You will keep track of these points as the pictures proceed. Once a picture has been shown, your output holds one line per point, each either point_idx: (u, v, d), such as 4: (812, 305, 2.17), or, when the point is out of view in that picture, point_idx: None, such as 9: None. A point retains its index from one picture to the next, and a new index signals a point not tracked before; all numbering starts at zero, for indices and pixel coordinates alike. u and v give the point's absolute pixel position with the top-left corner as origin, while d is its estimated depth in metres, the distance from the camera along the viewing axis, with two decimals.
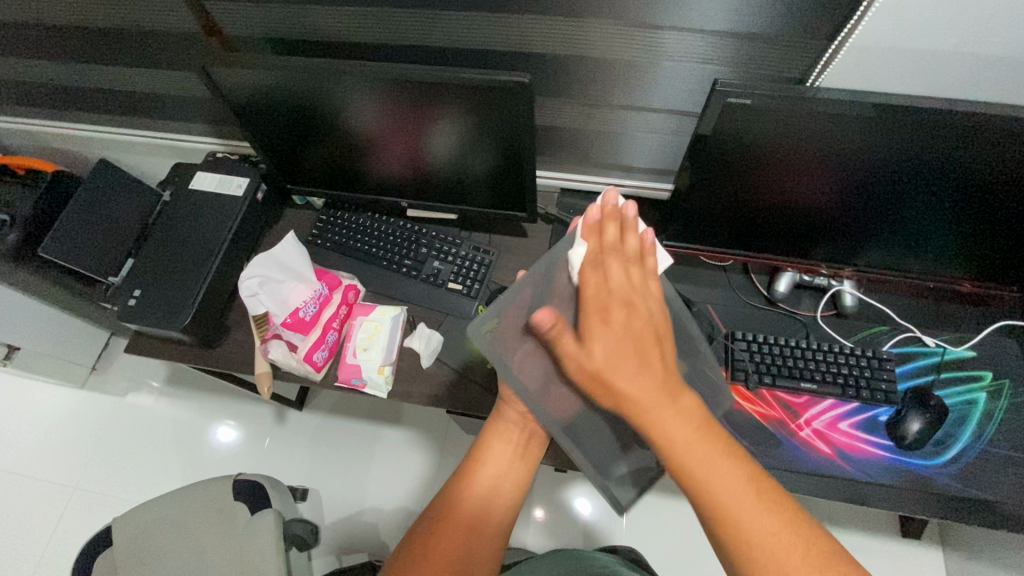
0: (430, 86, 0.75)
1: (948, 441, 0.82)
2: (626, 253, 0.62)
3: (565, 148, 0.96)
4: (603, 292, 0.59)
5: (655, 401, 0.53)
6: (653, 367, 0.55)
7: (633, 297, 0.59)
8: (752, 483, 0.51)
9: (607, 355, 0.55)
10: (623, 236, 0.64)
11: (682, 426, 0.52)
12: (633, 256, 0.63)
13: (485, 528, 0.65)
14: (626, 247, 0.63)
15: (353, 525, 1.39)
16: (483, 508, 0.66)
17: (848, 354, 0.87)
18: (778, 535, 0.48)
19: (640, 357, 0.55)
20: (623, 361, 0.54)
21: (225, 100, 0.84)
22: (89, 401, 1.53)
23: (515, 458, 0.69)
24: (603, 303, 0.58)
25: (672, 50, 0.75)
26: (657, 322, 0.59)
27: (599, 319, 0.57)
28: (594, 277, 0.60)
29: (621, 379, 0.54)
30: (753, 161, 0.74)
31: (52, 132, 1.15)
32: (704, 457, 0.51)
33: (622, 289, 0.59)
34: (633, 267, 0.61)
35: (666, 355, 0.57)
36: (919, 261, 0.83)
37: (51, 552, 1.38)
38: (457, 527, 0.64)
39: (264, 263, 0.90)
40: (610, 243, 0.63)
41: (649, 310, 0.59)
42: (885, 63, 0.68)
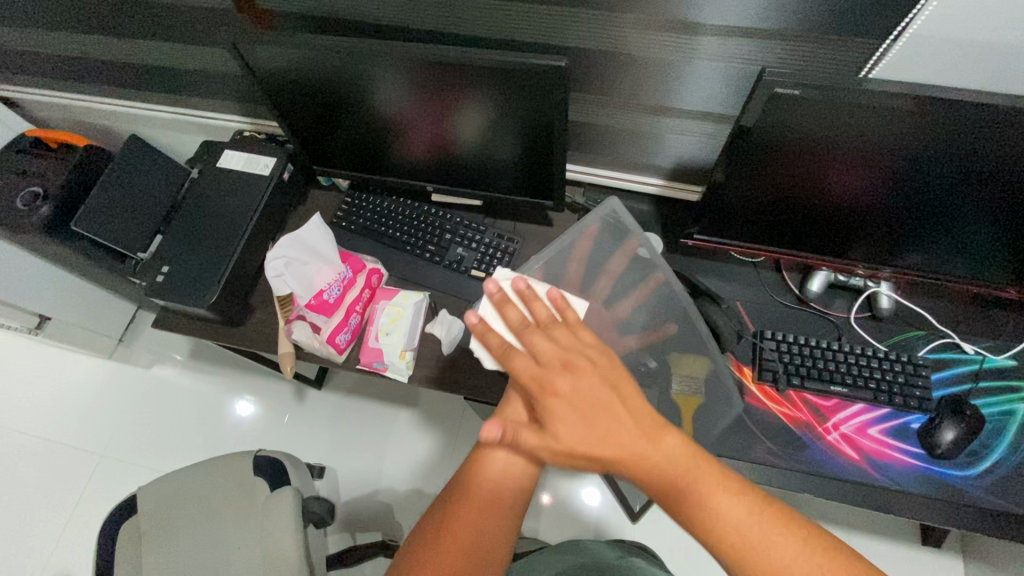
0: (461, 71, 0.73)
1: (983, 452, 0.80)
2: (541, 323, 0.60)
3: (594, 141, 0.94)
4: (537, 369, 0.58)
5: (639, 453, 0.55)
6: (616, 421, 0.55)
7: (568, 358, 0.58)
8: (755, 512, 0.53)
9: (571, 434, 0.55)
10: (529, 308, 0.62)
11: (666, 464, 0.55)
12: (549, 322, 0.61)
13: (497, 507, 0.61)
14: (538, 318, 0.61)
15: (368, 504, 1.41)
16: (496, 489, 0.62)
17: (881, 358, 0.84)
18: (793, 557, 0.50)
19: (602, 419, 0.55)
20: (587, 429, 0.55)
21: (256, 79, 0.83)
22: (116, 372, 1.57)
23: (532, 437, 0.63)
24: (542, 382, 0.57)
25: (707, 55, 0.72)
26: (602, 369, 0.58)
27: (549, 399, 0.56)
28: (520, 359, 0.58)
29: (595, 450, 0.55)
30: (792, 156, 0.71)
31: (86, 106, 1.16)
32: (699, 489, 0.54)
33: (554, 356, 0.58)
34: (556, 330, 0.60)
35: (629, 399, 0.57)
36: (964, 265, 0.79)
37: (76, 516, 1.42)
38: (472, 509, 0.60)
39: (290, 244, 0.89)
40: (521, 325, 0.60)
41: (591, 364, 0.58)
42: (942, 56, 0.64)
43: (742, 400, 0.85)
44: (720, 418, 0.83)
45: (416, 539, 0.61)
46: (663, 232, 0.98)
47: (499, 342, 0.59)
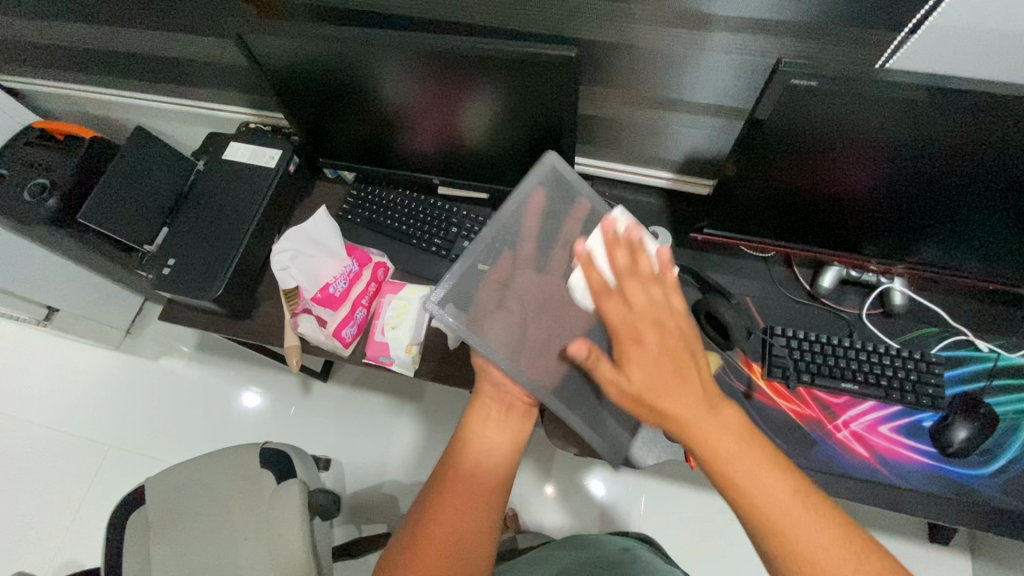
0: (468, 60, 0.72)
1: (996, 451, 0.79)
2: (643, 272, 0.62)
3: (603, 134, 0.92)
4: (627, 316, 0.60)
5: (698, 418, 0.55)
6: (690, 384, 0.56)
7: (659, 316, 0.59)
8: (799, 494, 0.52)
9: (646, 380, 0.57)
10: (636, 256, 0.63)
11: (725, 437, 0.54)
12: (650, 277, 0.62)
13: (479, 494, 0.63)
14: (641, 269, 0.62)
15: (374, 495, 1.41)
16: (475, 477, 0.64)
17: (893, 356, 0.83)
18: (827, 544, 0.49)
19: (678, 376, 0.57)
20: (661, 384, 0.56)
21: (260, 69, 0.82)
22: (123, 363, 1.58)
23: (500, 428, 0.70)
24: (630, 327, 0.59)
25: (720, 44, 0.70)
26: (685, 337, 0.59)
27: (633, 344, 0.58)
28: (612, 302, 0.61)
29: (661, 402, 0.56)
30: (807, 149, 0.70)
31: (92, 97, 1.16)
32: (749, 463, 0.53)
33: (645, 309, 0.60)
34: (654, 285, 0.61)
35: (703, 371, 0.58)
36: (979, 262, 0.78)
37: (84, 505, 1.44)
38: (454, 502, 0.62)
39: (295, 237, 0.90)
40: (624, 267, 0.63)
41: (676, 325, 0.59)
42: (964, 44, 0.61)
43: (751, 397, 0.84)
44: None
45: (404, 535, 0.62)
46: (672, 227, 0.97)
47: (600, 279, 0.63)
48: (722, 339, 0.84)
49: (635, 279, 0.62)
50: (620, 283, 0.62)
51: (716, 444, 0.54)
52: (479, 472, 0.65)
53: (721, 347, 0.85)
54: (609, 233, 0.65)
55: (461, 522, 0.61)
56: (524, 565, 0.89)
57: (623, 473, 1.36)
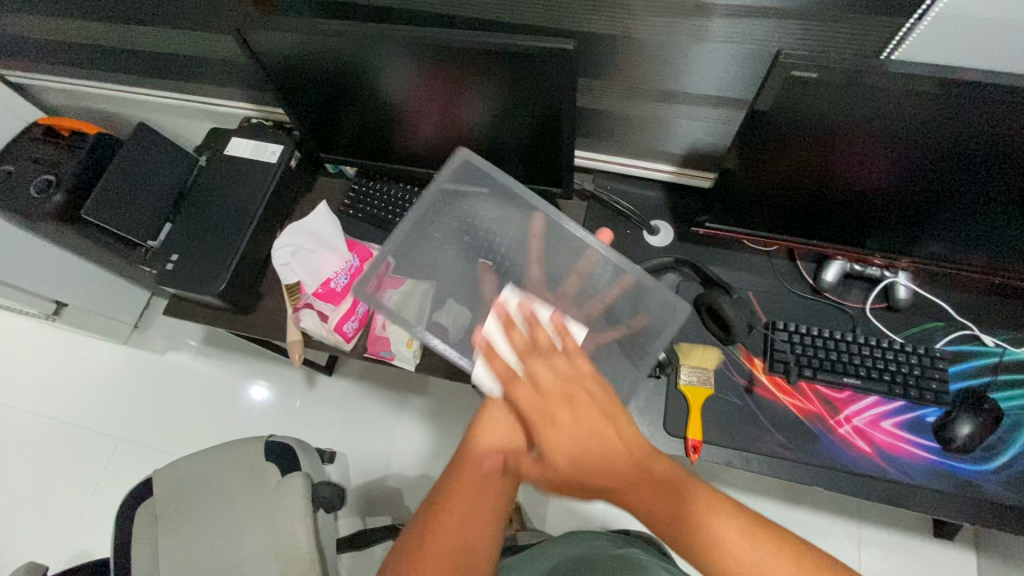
0: (466, 55, 0.71)
1: (1001, 447, 0.78)
2: (543, 349, 0.65)
3: (604, 127, 0.91)
4: (536, 399, 0.62)
5: (625, 486, 0.60)
6: (610, 451, 0.60)
7: (567, 390, 0.62)
8: (733, 520, 0.57)
9: (568, 461, 0.59)
10: (533, 331, 0.67)
11: (658, 490, 0.59)
12: (553, 350, 0.65)
13: (482, 506, 0.63)
14: (541, 344, 0.65)
15: (378, 488, 1.43)
16: (479, 488, 0.64)
17: (897, 350, 0.82)
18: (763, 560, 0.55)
19: (594, 450, 0.60)
20: (581, 468, 0.59)
21: (260, 64, 0.82)
22: (131, 358, 1.60)
23: (512, 443, 0.67)
24: (543, 409, 0.61)
25: (720, 36, 0.69)
26: (599, 400, 0.62)
27: (550, 428, 0.60)
28: (522, 388, 0.63)
29: (587, 480, 0.59)
30: (809, 142, 0.69)
31: (96, 93, 1.17)
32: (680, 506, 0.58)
33: (555, 387, 0.63)
34: (556, 358, 0.64)
35: (622, 428, 0.62)
36: (985, 255, 0.76)
37: (95, 498, 1.46)
38: (455, 516, 0.62)
39: (296, 233, 0.92)
40: (524, 349, 0.66)
41: (589, 392, 0.63)
42: (971, 33, 0.60)
43: (753, 391, 0.83)
44: (729, 410, 0.82)
45: (413, 531, 0.63)
46: (673, 221, 0.96)
47: (504, 367, 0.66)
48: (724, 334, 0.84)
49: (539, 357, 0.64)
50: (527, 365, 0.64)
51: (648, 506, 0.59)
52: (481, 486, 0.64)
53: (723, 342, 0.84)
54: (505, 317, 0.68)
55: (464, 535, 0.61)
56: (526, 559, 0.89)
57: None
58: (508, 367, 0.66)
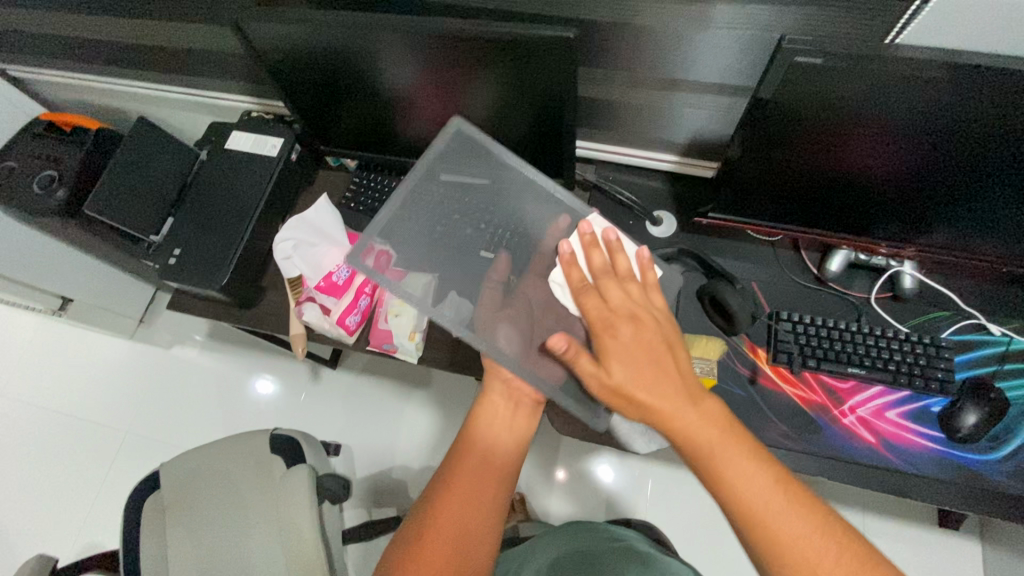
0: (465, 44, 0.70)
1: (1006, 437, 0.77)
2: (619, 273, 0.69)
3: (606, 117, 0.91)
4: (603, 309, 0.67)
5: (678, 409, 0.60)
6: (665, 372, 0.62)
7: (635, 311, 0.66)
8: (779, 484, 0.55)
9: (622, 366, 0.62)
10: (612, 257, 0.70)
11: (705, 423, 0.59)
12: (627, 276, 0.69)
13: (486, 483, 0.67)
14: (617, 268, 0.70)
15: (383, 481, 1.44)
16: (482, 470, 0.68)
17: (902, 340, 0.82)
18: (802, 530, 0.53)
19: (655, 360, 0.62)
20: (637, 374, 0.61)
21: (258, 57, 0.81)
22: (137, 352, 1.61)
23: (509, 429, 0.73)
24: (606, 322, 0.65)
25: (723, 22, 0.68)
26: (664, 329, 0.65)
27: (611, 336, 0.64)
28: (592, 298, 0.68)
29: (641, 394, 0.61)
30: (812, 129, 0.68)
31: (97, 87, 1.17)
32: (724, 454, 0.57)
33: (623, 306, 0.66)
34: (628, 283, 0.68)
35: (680, 362, 0.63)
36: (993, 243, 0.75)
37: (103, 491, 1.47)
38: (459, 498, 0.65)
39: (297, 226, 0.90)
40: (600, 271, 0.70)
41: (654, 320, 0.65)
42: (978, 17, 0.59)
43: (756, 382, 0.83)
44: (732, 401, 0.82)
45: (415, 515, 0.65)
46: (676, 211, 0.95)
47: (579, 278, 0.70)
48: (726, 324, 0.84)
49: (611, 278, 0.69)
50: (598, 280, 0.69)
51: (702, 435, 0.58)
52: (484, 468, 0.68)
53: (725, 331, 0.85)
54: (586, 237, 0.72)
55: (466, 522, 0.64)
56: (529, 549, 0.90)
57: (630, 458, 1.37)
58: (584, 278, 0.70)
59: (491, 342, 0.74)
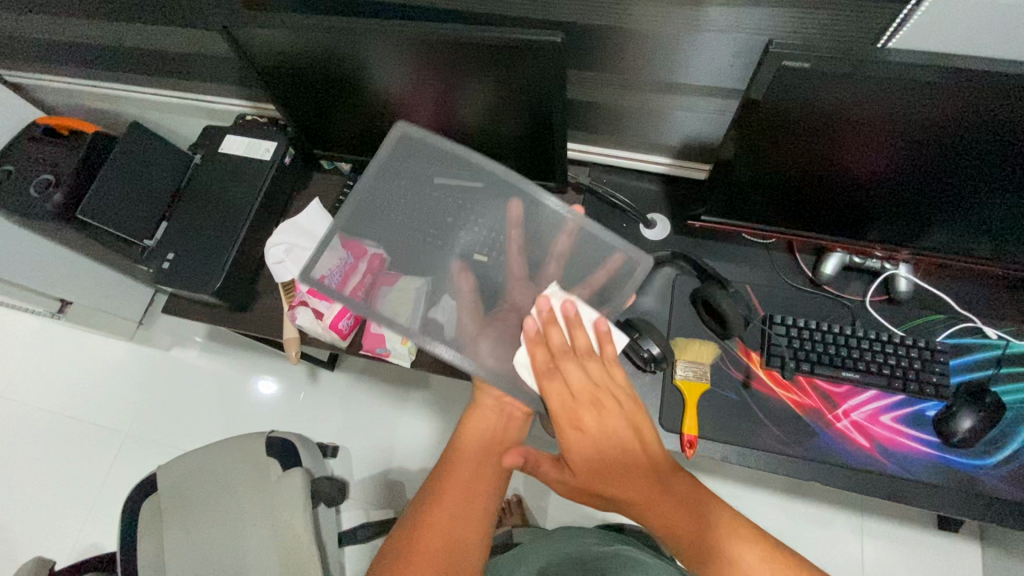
0: (454, 48, 0.70)
1: (1002, 441, 0.77)
2: (579, 351, 0.68)
3: (600, 119, 0.90)
4: (568, 401, 0.68)
5: (648, 498, 0.62)
6: (628, 458, 0.65)
7: (598, 396, 0.67)
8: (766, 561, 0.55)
9: (586, 465, 0.65)
10: (571, 333, 0.69)
11: (673, 504, 0.61)
12: (585, 352, 0.68)
13: (481, 478, 0.68)
14: (577, 346, 0.68)
15: (381, 483, 1.44)
16: (479, 465, 0.70)
17: (897, 344, 0.81)
18: None
19: (613, 455, 0.65)
20: (600, 474, 0.64)
21: (249, 62, 0.81)
22: (137, 354, 1.62)
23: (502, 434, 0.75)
24: (570, 410, 0.67)
25: (715, 24, 0.67)
26: (627, 410, 0.67)
27: (575, 430, 0.66)
28: (554, 386, 0.68)
29: (608, 492, 0.64)
30: (804, 132, 0.68)
31: (93, 92, 1.17)
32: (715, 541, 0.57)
33: (585, 389, 0.67)
34: (591, 364, 0.68)
35: (644, 441, 0.66)
36: (989, 246, 0.75)
37: (104, 492, 1.48)
38: (450, 499, 0.66)
39: (289, 231, 0.91)
40: (555, 351, 0.69)
41: (617, 401, 0.67)
42: (970, 19, 0.58)
43: (750, 386, 0.82)
44: (725, 406, 0.82)
45: (411, 514, 0.66)
46: (671, 213, 0.95)
47: (542, 359, 0.69)
48: (721, 328, 0.83)
49: (570, 356, 0.68)
50: (557, 362, 0.69)
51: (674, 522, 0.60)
52: (477, 473, 0.69)
53: (720, 335, 0.84)
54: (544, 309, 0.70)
55: (458, 518, 0.64)
56: (523, 553, 0.90)
57: (628, 459, 1.37)
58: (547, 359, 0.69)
59: (483, 354, 0.74)
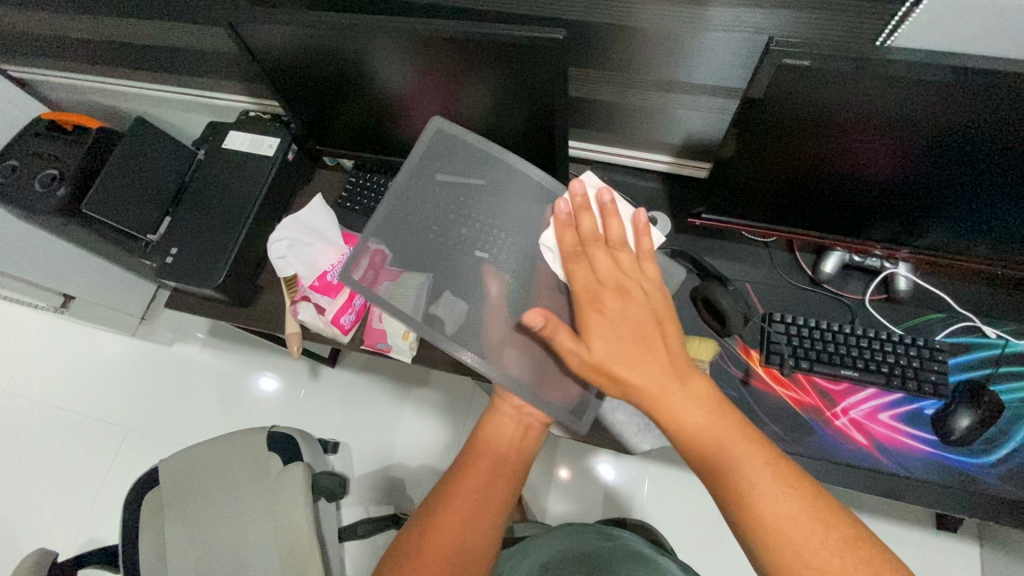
0: (456, 44, 0.71)
1: (1000, 440, 0.77)
2: (611, 241, 0.66)
3: (602, 117, 0.90)
4: (592, 280, 0.65)
5: (664, 390, 0.60)
6: (652, 351, 0.61)
7: (624, 284, 0.64)
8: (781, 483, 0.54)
9: (606, 348, 0.61)
10: (603, 222, 0.67)
11: (694, 407, 0.59)
12: (617, 242, 0.66)
13: (494, 487, 0.68)
14: (609, 233, 0.66)
15: (382, 479, 1.44)
16: (493, 474, 0.69)
17: (896, 342, 0.82)
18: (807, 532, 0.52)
19: (642, 343, 0.61)
20: (620, 351, 0.61)
21: (253, 58, 0.82)
22: (139, 350, 1.63)
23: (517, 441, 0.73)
24: (594, 292, 0.64)
25: (717, 22, 0.67)
26: (653, 303, 0.64)
27: (595, 312, 0.63)
28: (581, 269, 0.66)
29: (623, 371, 0.60)
30: (804, 131, 0.68)
31: (97, 87, 1.18)
32: (730, 450, 0.56)
33: (611, 276, 0.65)
34: (622, 253, 0.65)
35: (670, 336, 0.62)
36: (988, 246, 0.75)
37: (106, 487, 1.49)
38: (461, 505, 0.66)
39: (292, 226, 0.91)
40: (591, 235, 0.66)
41: (644, 294, 0.64)
42: (970, 17, 0.58)
43: (749, 384, 0.83)
44: (725, 403, 0.82)
45: (420, 515, 0.67)
46: (671, 212, 0.95)
47: (571, 241, 0.67)
48: (719, 325, 0.84)
49: (601, 242, 0.66)
50: (586, 245, 0.66)
51: (691, 422, 0.58)
52: (490, 480, 0.69)
53: (718, 333, 0.84)
54: (579, 197, 0.66)
55: (468, 523, 0.65)
56: (523, 549, 0.90)
57: (627, 457, 1.37)
58: (575, 243, 0.67)
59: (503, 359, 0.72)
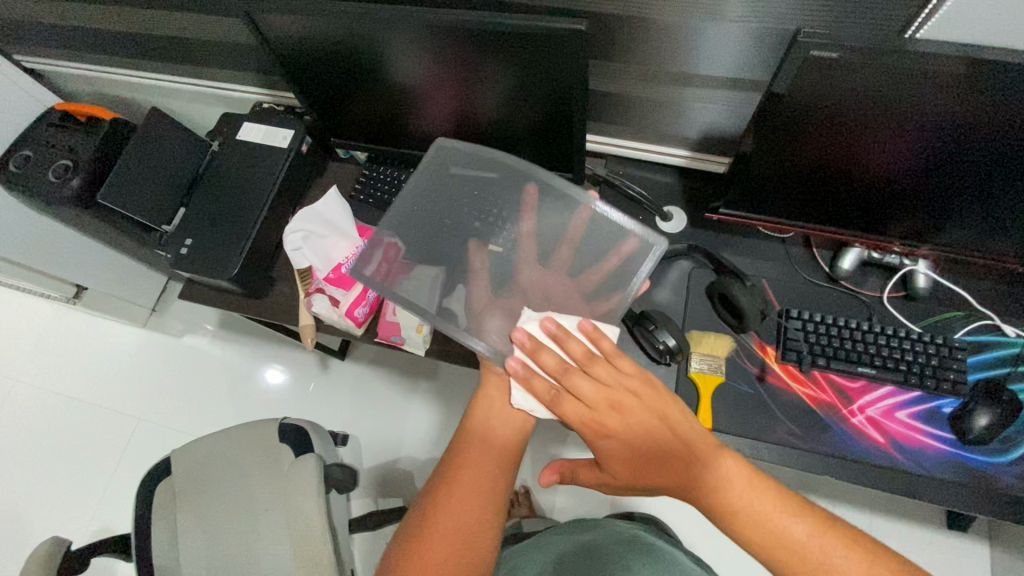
0: (476, 36, 0.70)
1: (1018, 439, 0.77)
2: (581, 364, 0.66)
3: (618, 110, 0.90)
4: (586, 412, 0.65)
5: (696, 479, 0.63)
6: (668, 451, 0.63)
7: (612, 397, 0.64)
8: (816, 532, 0.59)
9: (628, 467, 0.64)
10: (564, 347, 0.67)
11: (722, 485, 0.62)
12: (587, 361, 0.66)
13: (488, 465, 0.67)
14: (574, 358, 0.66)
15: (390, 471, 1.45)
16: (484, 453, 0.68)
17: (915, 340, 0.81)
18: (856, 575, 0.56)
19: (652, 448, 0.64)
20: (641, 470, 0.64)
21: (270, 48, 0.81)
22: (150, 340, 1.64)
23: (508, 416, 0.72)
24: (593, 422, 0.65)
25: (739, 13, 0.66)
26: (649, 400, 0.65)
27: (604, 438, 0.64)
28: (570, 403, 0.65)
29: (652, 479, 0.64)
30: (828, 126, 0.67)
31: (110, 78, 1.18)
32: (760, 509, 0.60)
33: (601, 397, 0.65)
34: (597, 369, 0.65)
35: (675, 424, 0.64)
36: (1008, 244, 0.74)
37: (116, 476, 1.50)
38: (460, 484, 0.65)
39: (307, 217, 0.91)
40: (563, 368, 0.66)
41: (633, 397, 0.65)
42: (1002, 9, 0.57)
43: (765, 380, 0.82)
44: (740, 399, 0.82)
45: (421, 501, 0.66)
46: (687, 206, 0.95)
47: (544, 388, 0.66)
48: (736, 322, 0.83)
49: (575, 369, 0.65)
50: (566, 377, 0.65)
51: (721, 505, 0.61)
52: (483, 455, 0.68)
53: (735, 330, 0.83)
54: (526, 343, 0.66)
55: (468, 503, 0.64)
56: (534, 543, 0.91)
57: None
58: (550, 385, 0.66)
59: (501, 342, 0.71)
